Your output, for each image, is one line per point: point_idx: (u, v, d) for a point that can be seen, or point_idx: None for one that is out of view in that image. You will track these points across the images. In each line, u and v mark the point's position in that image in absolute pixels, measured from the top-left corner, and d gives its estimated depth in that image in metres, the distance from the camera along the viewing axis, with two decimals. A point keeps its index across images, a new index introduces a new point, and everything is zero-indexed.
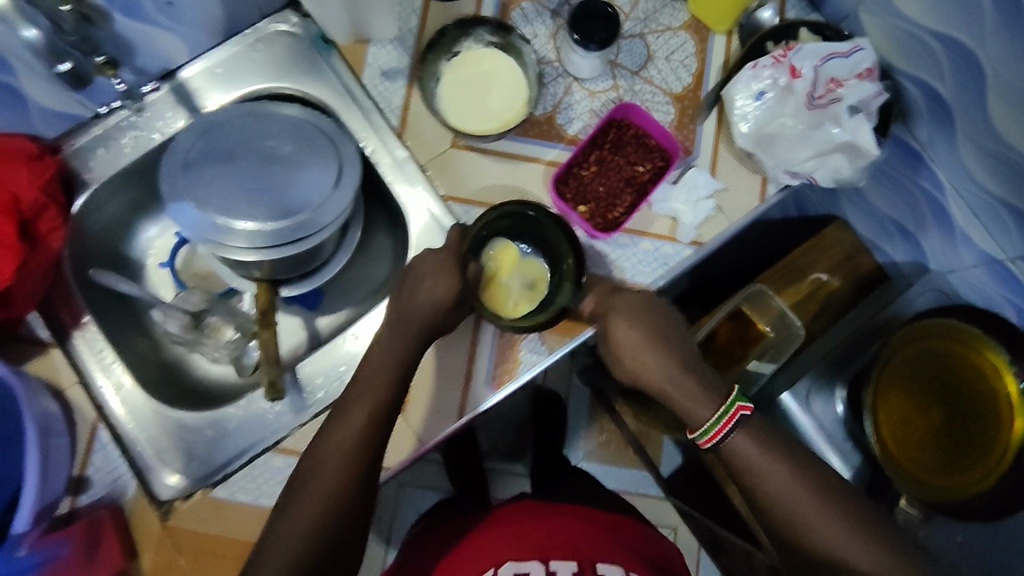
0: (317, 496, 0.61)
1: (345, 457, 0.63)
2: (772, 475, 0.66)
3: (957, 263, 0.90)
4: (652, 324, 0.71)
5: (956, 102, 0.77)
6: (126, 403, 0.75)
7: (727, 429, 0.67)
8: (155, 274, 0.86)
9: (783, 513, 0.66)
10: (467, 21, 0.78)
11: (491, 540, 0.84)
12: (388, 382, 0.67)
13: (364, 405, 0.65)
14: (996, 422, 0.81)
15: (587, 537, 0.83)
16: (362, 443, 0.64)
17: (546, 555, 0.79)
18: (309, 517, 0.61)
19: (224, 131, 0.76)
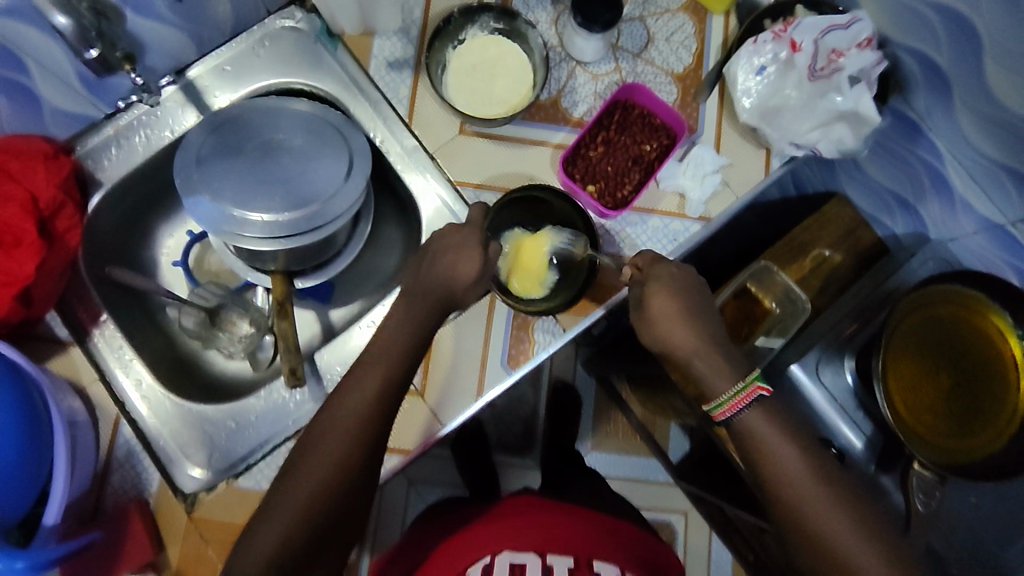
0: (323, 470, 0.60)
1: (349, 433, 0.62)
2: (781, 458, 0.64)
3: (958, 230, 0.92)
4: (676, 295, 0.70)
5: (953, 70, 0.79)
6: (147, 399, 0.76)
7: (739, 405, 0.65)
8: (168, 272, 0.87)
9: (786, 500, 0.63)
10: (472, 9, 0.80)
11: (489, 534, 0.85)
12: (401, 353, 0.66)
13: (372, 380, 0.64)
14: (1004, 384, 0.84)
15: (583, 536, 0.84)
16: (366, 420, 0.63)
17: (542, 549, 0.80)
18: (308, 493, 0.60)
19: (235, 127, 0.77)
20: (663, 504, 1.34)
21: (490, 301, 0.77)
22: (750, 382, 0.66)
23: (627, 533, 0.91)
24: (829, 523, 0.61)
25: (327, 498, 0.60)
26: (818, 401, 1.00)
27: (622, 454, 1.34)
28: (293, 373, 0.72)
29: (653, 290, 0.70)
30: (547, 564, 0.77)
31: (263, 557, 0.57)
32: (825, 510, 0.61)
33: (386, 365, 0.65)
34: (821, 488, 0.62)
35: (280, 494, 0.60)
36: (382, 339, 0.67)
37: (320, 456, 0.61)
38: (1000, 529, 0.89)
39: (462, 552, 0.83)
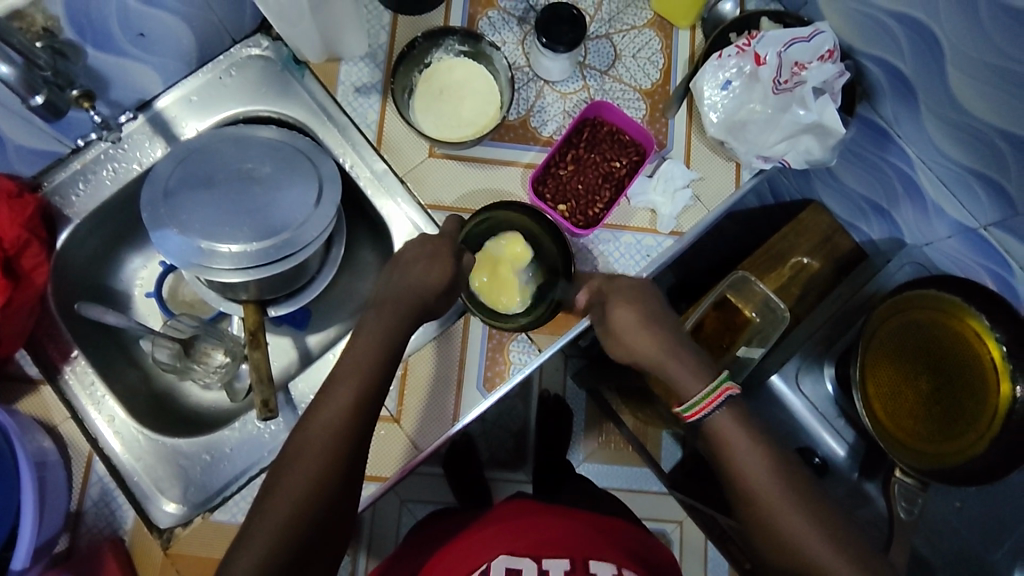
0: (285, 503, 0.57)
1: (319, 461, 0.58)
2: (748, 464, 0.64)
3: (933, 235, 0.91)
4: (642, 313, 0.71)
5: (917, 78, 0.79)
6: (120, 435, 0.75)
7: (709, 408, 0.66)
8: (142, 304, 0.87)
9: (753, 497, 0.63)
10: (435, 33, 0.79)
11: (485, 539, 0.84)
12: (371, 373, 0.63)
13: (342, 401, 0.61)
14: (983, 385, 0.84)
15: (580, 537, 0.83)
16: (337, 446, 0.59)
17: (537, 552, 0.79)
18: (274, 526, 0.56)
19: (203, 157, 0.76)
20: (657, 513, 1.34)
21: (465, 322, 0.77)
22: (719, 383, 0.67)
23: (629, 533, 0.90)
24: (802, 534, 0.61)
25: (297, 532, 0.56)
26: (801, 411, 1.01)
27: (616, 465, 1.34)
28: (265, 405, 0.71)
29: (614, 307, 0.69)
30: (543, 568, 0.76)
31: None
32: (793, 521, 0.62)
33: (356, 386, 0.62)
34: (787, 498, 0.63)
35: (247, 532, 0.57)
36: (351, 357, 0.64)
37: (287, 488, 0.57)
38: (987, 531, 0.89)
39: (459, 558, 0.82)
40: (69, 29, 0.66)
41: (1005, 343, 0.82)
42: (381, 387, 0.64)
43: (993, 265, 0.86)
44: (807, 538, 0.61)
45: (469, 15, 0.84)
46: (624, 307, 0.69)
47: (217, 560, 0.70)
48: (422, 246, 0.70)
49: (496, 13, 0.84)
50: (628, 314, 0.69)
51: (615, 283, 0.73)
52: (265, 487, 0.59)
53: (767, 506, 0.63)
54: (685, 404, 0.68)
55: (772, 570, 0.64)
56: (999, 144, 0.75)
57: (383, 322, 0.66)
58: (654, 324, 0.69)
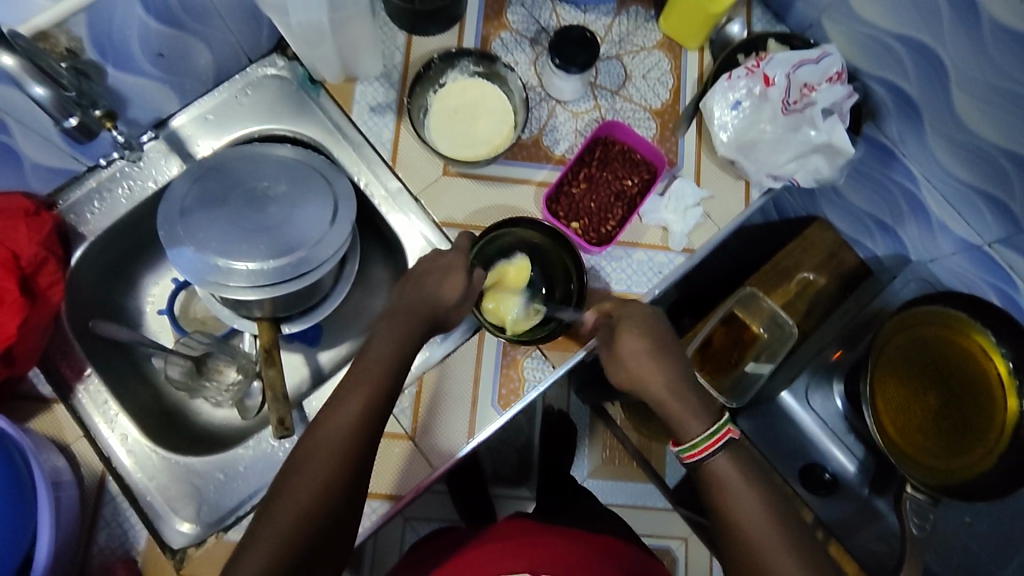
0: (290, 511, 0.56)
1: (327, 471, 0.58)
2: (740, 503, 0.62)
3: (936, 251, 0.93)
4: (655, 337, 0.70)
5: (922, 98, 0.80)
6: (133, 453, 0.74)
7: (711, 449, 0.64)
8: (153, 321, 0.86)
9: (740, 546, 0.60)
10: (451, 54, 0.80)
11: (494, 549, 0.84)
12: (385, 388, 0.63)
13: (351, 413, 0.61)
14: (991, 400, 0.86)
15: (585, 558, 0.83)
16: (347, 455, 0.59)
17: (537, 565, 0.79)
18: (277, 534, 0.55)
19: (219, 176, 0.77)
20: (659, 527, 1.33)
21: (479, 338, 0.78)
22: (720, 427, 0.65)
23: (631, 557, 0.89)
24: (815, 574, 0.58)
25: (303, 541, 0.56)
26: (808, 426, 1.03)
27: (618, 481, 1.33)
28: (281, 423, 0.70)
29: (626, 326, 0.71)
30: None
31: None
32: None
33: (365, 397, 0.62)
34: (803, 539, 0.61)
35: (249, 543, 0.55)
36: (361, 368, 0.64)
37: (294, 498, 0.56)
38: (996, 549, 0.90)
39: (464, 569, 0.82)
40: (91, 51, 0.67)
41: (1012, 360, 0.85)
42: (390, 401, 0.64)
43: (999, 282, 0.87)
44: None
45: (482, 36, 0.85)
46: (635, 327, 0.70)
47: None
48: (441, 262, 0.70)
49: (508, 34, 0.85)
50: (637, 334, 0.70)
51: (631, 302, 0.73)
52: (268, 498, 0.58)
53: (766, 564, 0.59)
54: (684, 443, 0.66)
55: None
56: (1004, 164, 0.77)
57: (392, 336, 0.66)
58: (659, 344, 0.70)
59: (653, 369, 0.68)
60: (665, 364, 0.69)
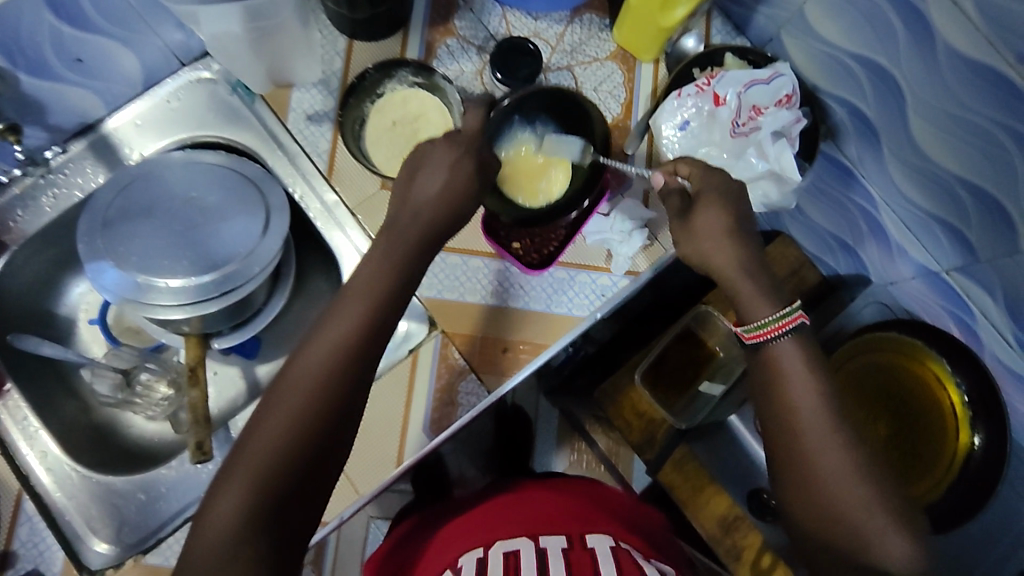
0: (287, 414, 0.51)
1: (283, 442, 0.50)
2: (800, 404, 0.58)
3: (896, 274, 0.90)
4: (733, 213, 0.65)
5: (880, 121, 0.77)
6: (52, 471, 0.73)
7: (776, 333, 0.60)
8: (84, 331, 0.84)
9: (796, 457, 0.58)
10: (388, 64, 0.77)
11: (481, 517, 0.73)
12: (387, 281, 0.57)
13: (294, 399, 0.51)
14: (942, 423, 0.87)
15: (586, 517, 0.72)
16: (281, 462, 0.50)
17: (533, 532, 0.68)
18: (275, 438, 0.50)
19: (144, 186, 0.75)
20: None
21: (412, 361, 0.75)
22: (791, 311, 0.61)
23: (620, 504, 0.80)
24: (852, 489, 0.56)
25: (239, 555, 0.47)
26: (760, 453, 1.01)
27: None
28: (200, 447, 0.68)
29: (706, 198, 0.65)
30: (541, 547, 0.65)
31: (227, 518, 0.47)
32: (847, 489, 0.56)
33: (371, 298, 0.56)
34: (864, 452, 0.57)
35: (242, 454, 0.50)
36: (305, 352, 0.53)
37: (290, 402, 0.51)
38: None
39: (448, 542, 0.71)
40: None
41: (967, 393, 0.84)
42: (344, 390, 0.53)
43: (955, 310, 0.84)
44: (862, 495, 0.55)
45: (427, 43, 0.81)
46: (714, 201, 0.65)
47: None
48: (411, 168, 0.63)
49: (454, 41, 0.82)
50: (715, 209, 0.65)
51: (713, 170, 0.67)
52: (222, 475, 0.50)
53: (822, 474, 0.56)
54: (748, 323, 0.62)
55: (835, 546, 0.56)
56: (962, 195, 0.74)
57: (350, 313, 0.55)
58: (736, 225, 0.65)
59: (722, 249, 0.64)
60: (738, 243, 0.64)
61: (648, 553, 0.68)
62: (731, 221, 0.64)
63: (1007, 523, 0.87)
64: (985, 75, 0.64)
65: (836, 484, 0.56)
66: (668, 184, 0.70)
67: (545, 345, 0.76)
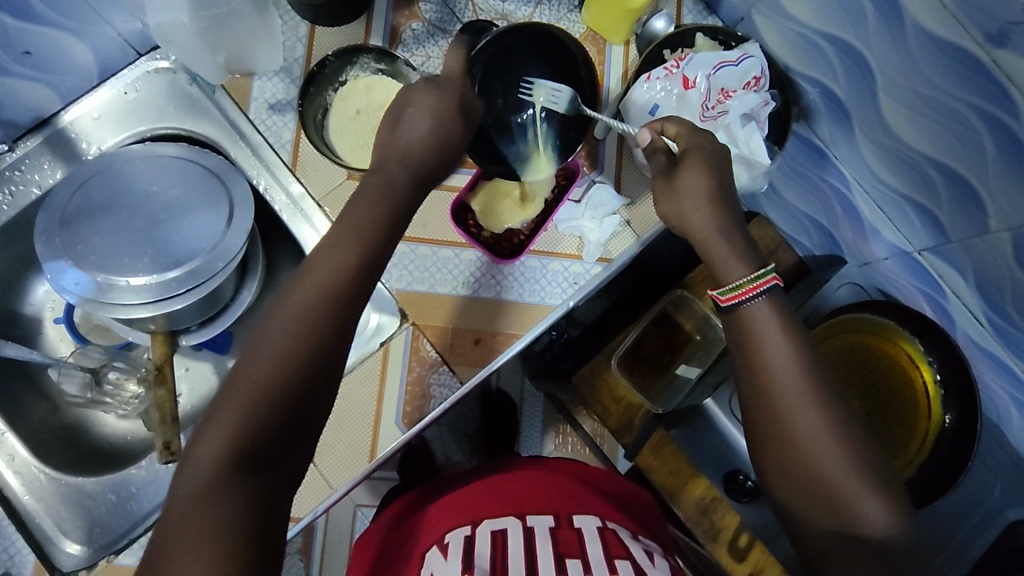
0: (270, 360, 0.50)
1: (265, 391, 0.49)
2: (773, 370, 0.58)
3: (870, 254, 0.90)
4: (714, 182, 0.64)
5: (851, 101, 0.76)
6: (20, 474, 0.72)
7: (752, 295, 0.61)
8: (51, 331, 0.82)
9: (772, 420, 0.58)
10: (348, 51, 0.75)
11: (466, 496, 0.68)
12: (373, 231, 0.56)
13: (276, 347, 0.50)
14: (914, 396, 0.87)
15: (576, 493, 0.68)
16: (269, 409, 0.49)
17: (521, 510, 0.64)
18: (257, 385, 0.49)
19: (103, 182, 0.73)
20: None
21: (383, 356, 0.74)
22: (765, 274, 0.62)
23: (605, 479, 0.77)
24: (826, 453, 0.56)
25: (223, 494, 0.45)
26: (736, 438, 1.03)
27: None
28: (168, 447, 0.68)
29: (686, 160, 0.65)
30: (528, 526, 0.60)
31: (209, 460, 0.46)
32: (823, 450, 0.56)
33: (357, 250, 0.55)
34: (839, 423, 0.57)
35: (223, 403, 0.49)
36: (290, 301, 0.52)
37: (272, 352, 0.50)
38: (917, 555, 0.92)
39: (432, 523, 0.66)
40: None
41: (939, 371, 0.84)
42: (330, 341, 0.52)
43: (929, 288, 0.85)
44: (836, 458, 0.56)
45: (391, 27, 0.79)
46: (691, 170, 0.64)
47: None
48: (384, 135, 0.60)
49: (420, 25, 0.80)
50: (695, 176, 0.64)
51: (697, 129, 0.67)
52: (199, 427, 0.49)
53: (804, 448, 0.56)
54: (723, 286, 0.62)
55: (812, 505, 0.56)
56: (933, 175, 0.74)
57: (337, 261, 0.54)
58: (713, 204, 0.64)
59: (700, 214, 0.64)
60: (718, 213, 0.64)
61: (635, 531, 0.65)
62: (707, 185, 0.64)
63: (980, 494, 0.88)
64: (955, 55, 0.63)
65: (810, 444, 0.56)
66: (654, 143, 0.69)
67: (516, 335, 0.75)
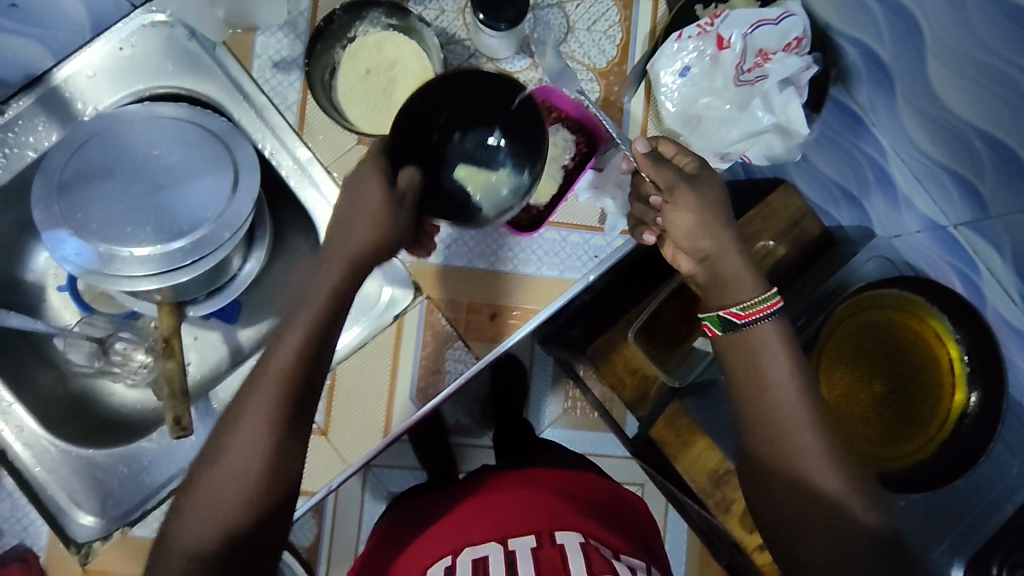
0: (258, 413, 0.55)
1: (253, 446, 0.55)
2: (773, 391, 0.61)
3: (902, 228, 0.87)
4: None
5: (898, 64, 0.72)
6: (30, 446, 0.71)
7: (760, 316, 0.63)
8: (56, 299, 0.80)
9: (768, 441, 0.61)
10: (358, 4, 0.71)
11: (452, 521, 0.72)
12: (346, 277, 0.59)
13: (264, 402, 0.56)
14: (936, 384, 0.84)
15: (559, 503, 0.71)
16: (251, 467, 0.54)
17: (504, 533, 0.67)
18: (250, 437, 0.55)
19: (101, 145, 0.69)
20: (619, 475, 1.22)
21: (397, 331, 0.72)
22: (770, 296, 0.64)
23: (591, 491, 0.76)
24: (822, 474, 0.58)
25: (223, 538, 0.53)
26: None
27: (580, 431, 1.22)
28: (178, 421, 0.67)
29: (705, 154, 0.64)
30: (509, 550, 0.64)
31: (214, 513, 0.53)
32: (819, 471, 0.58)
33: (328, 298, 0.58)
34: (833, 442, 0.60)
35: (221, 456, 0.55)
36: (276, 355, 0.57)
37: (258, 407, 0.55)
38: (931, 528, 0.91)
39: (422, 549, 0.70)
40: None
41: (966, 350, 0.82)
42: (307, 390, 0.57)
43: (962, 265, 0.82)
44: (831, 479, 0.58)
45: None
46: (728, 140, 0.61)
47: None
48: (357, 182, 0.60)
49: None
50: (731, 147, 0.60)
51: None
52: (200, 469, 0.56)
53: (790, 467, 0.59)
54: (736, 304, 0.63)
55: (801, 527, 0.59)
56: (978, 147, 0.70)
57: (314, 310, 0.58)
58: None
59: None
60: None
61: (620, 550, 0.67)
62: None
63: (997, 472, 0.87)
64: (1016, 17, 0.60)
65: (806, 465, 0.59)
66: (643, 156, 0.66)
67: (534, 310, 0.73)
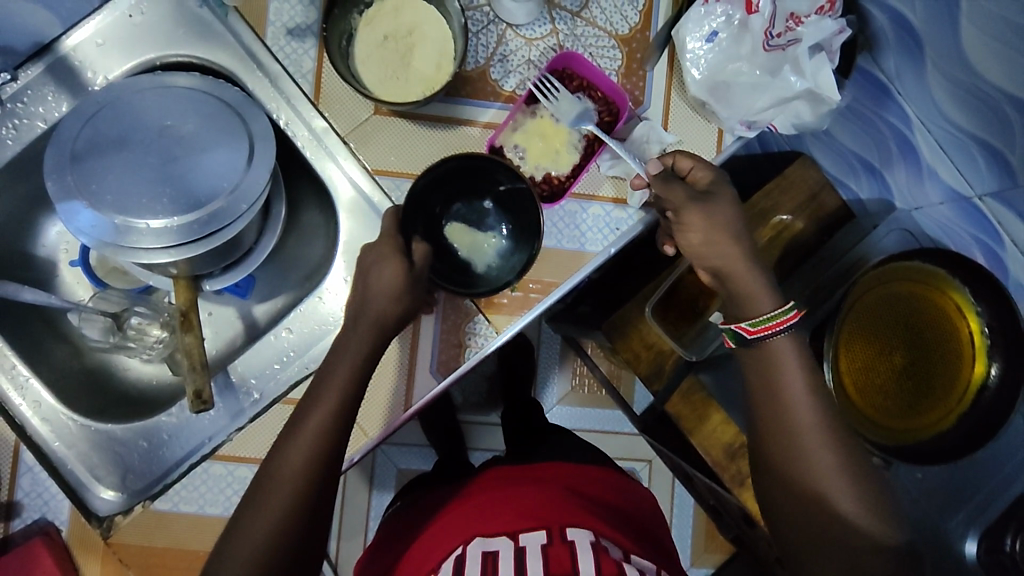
0: (300, 447, 0.59)
1: (295, 483, 0.58)
2: (792, 401, 0.64)
3: (923, 201, 0.89)
4: None
5: (926, 27, 0.77)
6: (48, 421, 0.71)
7: (777, 330, 0.64)
8: (68, 274, 0.79)
9: (783, 451, 0.64)
10: None
11: (458, 521, 0.72)
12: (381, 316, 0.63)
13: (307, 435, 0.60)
14: (955, 361, 0.83)
15: (567, 502, 0.71)
16: (293, 498, 0.58)
17: (514, 529, 0.66)
18: (293, 470, 0.59)
19: (114, 115, 0.67)
20: (626, 451, 1.23)
21: None
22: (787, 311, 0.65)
23: (601, 487, 0.77)
24: (834, 484, 0.61)
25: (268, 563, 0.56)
26: None
27: (588, 408, 1.21)
28: (197, 396, 0.66)
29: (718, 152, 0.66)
30: (519, 547, 0.63)
31: (256, 536, 0.56)
32: (833, 483, 0.61)
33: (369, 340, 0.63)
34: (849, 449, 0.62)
35: (262, 489, 0.58)
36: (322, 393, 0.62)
37: (300, 443, 0.59)
38: (944, 502, 0.91)
39: (430, 547, 0.70)
40: None
41: (988, 323, 0.81)
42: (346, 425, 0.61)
43: (985, 236, 0.83)
44: (843, 487, 0.61)
45: None
46: None
47: (202, 551, 0.67)
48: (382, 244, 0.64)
49: None
50: None
51: None
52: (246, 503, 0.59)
53: (805, 480, 0.62)
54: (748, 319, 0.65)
55: (811, 536, 0.61)
56: (1006, 111, 0.73)
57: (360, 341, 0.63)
58: None
59: None
60: None
61: (629, 549, 0.66)
62: None
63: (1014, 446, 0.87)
64: None
65: (820, 475, 0.61)
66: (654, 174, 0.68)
67: (554, 283, 0.72)
